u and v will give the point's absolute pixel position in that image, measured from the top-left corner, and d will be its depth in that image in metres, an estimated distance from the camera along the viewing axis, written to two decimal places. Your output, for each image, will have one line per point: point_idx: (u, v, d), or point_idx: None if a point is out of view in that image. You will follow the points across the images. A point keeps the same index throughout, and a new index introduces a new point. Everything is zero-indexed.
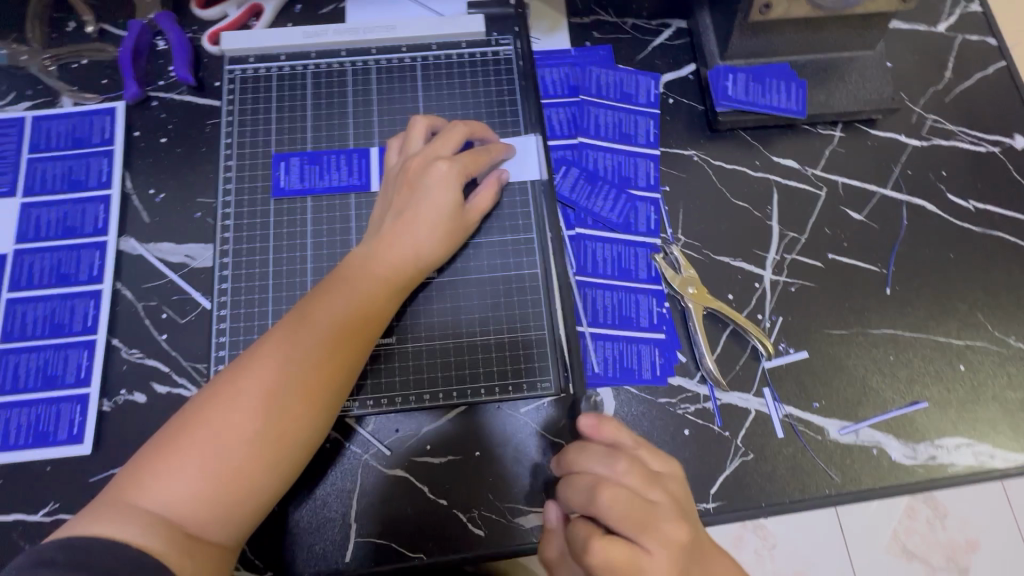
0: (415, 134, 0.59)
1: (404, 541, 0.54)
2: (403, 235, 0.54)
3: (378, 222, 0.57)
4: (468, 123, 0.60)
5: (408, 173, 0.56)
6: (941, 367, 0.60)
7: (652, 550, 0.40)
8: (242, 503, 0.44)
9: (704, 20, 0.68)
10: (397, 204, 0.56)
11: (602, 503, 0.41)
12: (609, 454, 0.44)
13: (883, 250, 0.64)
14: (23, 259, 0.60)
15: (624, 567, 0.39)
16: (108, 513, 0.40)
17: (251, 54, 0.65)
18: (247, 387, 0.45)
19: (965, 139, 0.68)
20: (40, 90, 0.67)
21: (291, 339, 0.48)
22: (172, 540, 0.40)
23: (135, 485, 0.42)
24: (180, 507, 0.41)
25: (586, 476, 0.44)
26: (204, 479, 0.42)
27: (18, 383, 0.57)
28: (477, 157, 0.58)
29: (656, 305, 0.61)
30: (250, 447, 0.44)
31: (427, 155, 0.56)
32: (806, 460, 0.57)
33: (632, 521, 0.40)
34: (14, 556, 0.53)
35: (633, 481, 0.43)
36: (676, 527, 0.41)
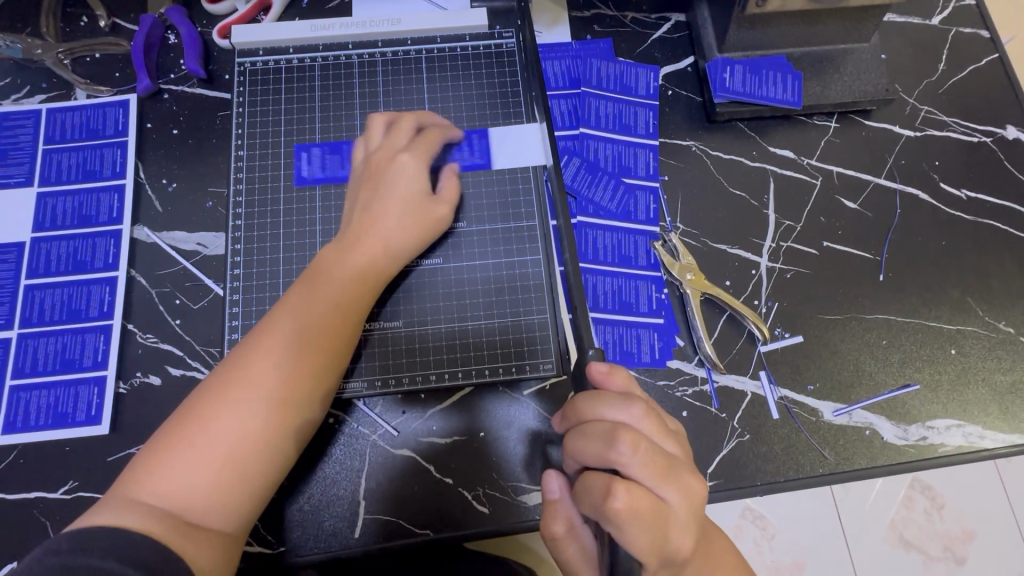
0: (374, 128, 0.61)
1: (411, 518, 0.56)
2: (377, 226, 0.56)
3: (349, 215, 0.58)
4: (421, 113, 0.62)
5: (373, 166, 0.58)
6: (933, 351, 0.62)
7: (669, 496, 0.41)
8: (243, 490, 0.46)
9: (702, 14, 0.70)
10: (364, 197, 0.57)
11: (624, 451, 0.41)
12: (624, 403, 0.44)
13: (877, 238, 0.65)
14: (40, 247, 0.62)
15: (646, 513, 0.40)
16: (115, 507, 0.42)
17: (260, 47, 0.67)
18: (236, 383, 0.47)
19: (958, 130, 0.69)
20: (54, 83, 0.68)
21: (275, 334, 0.50)
22: (179, 529, 0.42)
23: (138, 481, 0.44)
24: (183, 498, 0.43)
25: (600, 424, 0.44)
26: (204, 471, 0.44)
27: (37, 366, 0.59)
28: (430, 142, 0.60)
29: (654, 291, 0.63)
30: (244, 438, 0.46)
31: (387, 149, 0.59)
32: (801, 441, 0.59)
33: (654, 468, 0.41)
34: (35, 531, 0.55)
35: (649, 430, 0.43)
36: (688, 474, 0.43)
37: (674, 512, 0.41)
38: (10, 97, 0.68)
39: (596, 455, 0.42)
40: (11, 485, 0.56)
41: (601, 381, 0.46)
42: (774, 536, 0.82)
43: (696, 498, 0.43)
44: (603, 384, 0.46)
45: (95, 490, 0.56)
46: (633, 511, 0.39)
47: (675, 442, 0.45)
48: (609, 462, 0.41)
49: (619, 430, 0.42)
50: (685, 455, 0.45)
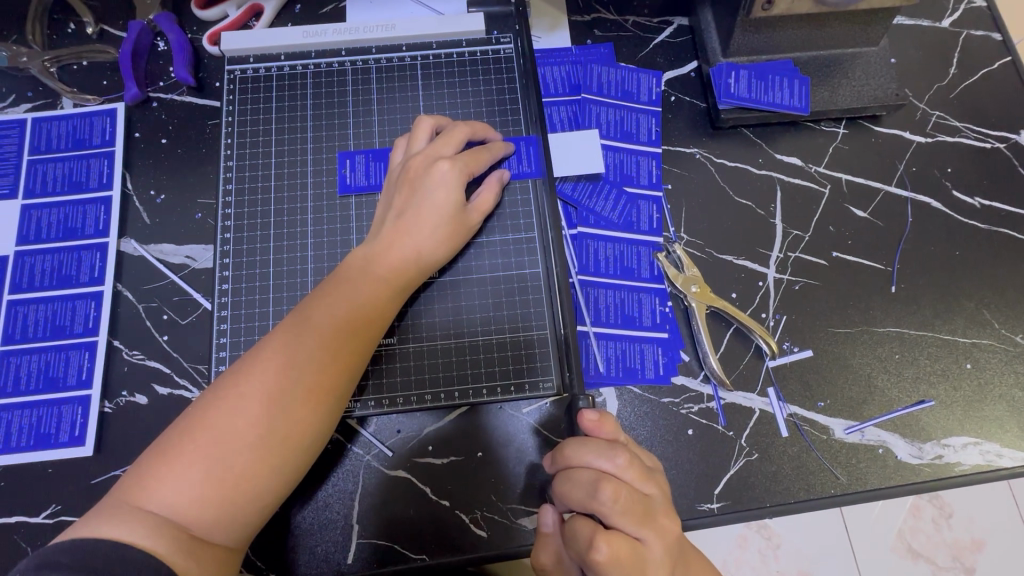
0: (420, 134, 0.58)
1: (406, 543, 0.54)
2: (405, 236, 0.54)
3: (381, 222, 0.56)
4: (470, 123, 0.60)
5: (409, 172, 0.56)
6: (948, 365, 0.60)
7: (649, 544, 0.40)
8: (245, 506, 0.44)
9: (705, 18, 0.68)
10: (399, 205, 0.56)
11: (605, 499, 0.41)
12: (609, 450, 0.43)
13: (889, 248, 0.63)
14: (24, 261, 0.60)
15: (627, 560, 0.40)
16: (117, 515, 0.41)
17: (251, 54, 0.65)
18: (248, 392, 0.46)
19: (971, 135, 0.67)
20: (40, 92, 0.67)
21: (291, 343, 0.48)
22: (176, 544, 0.41)
23: (143, 487, 0.43)
24: (184, 509, 0.42)
25: (585, 470, 0.43)
26: (207, 483, 0.43)
27: (19, 385, 0.57)
28: (478, 156, 0.58)
29: (658, 304, 0.60)
30: (250, 451, 0.45)
31: (429, 155, 0.56)
32: (811, 460, 0.57)
33: (634, 516, 0.41)
34: (15, 557, 0.53)
35: (632, 477, 0.43)
36: (667, 518, 0.42)
37: (655, 559, 0.40)
38: None
39: (579, 501, 0.42)
40: None
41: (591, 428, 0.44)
42: (778, 545, 0.80)
43: (674, 541, 0.42)
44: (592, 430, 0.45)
45: (78, 515, 0.54)
46: (614, 560, 0.39)
47: (658, 484, 0.44)
48: (591, 510, 0.41)
49: (601, 480, 0.41)
50: (666, 495, 0.44)
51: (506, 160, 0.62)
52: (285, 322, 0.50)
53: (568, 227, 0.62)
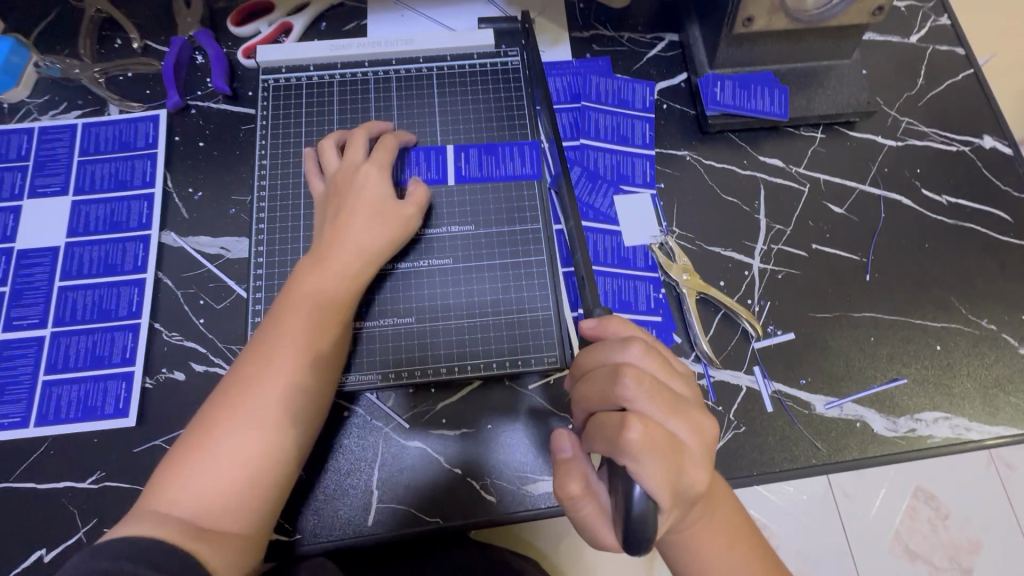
0: (328, 151, 0.64)
1: (422, 507, 0.59)
2: (344, 236, 0.59)
3: (320, 227, 0.61)
4: (364, 124, 0.66)
5: (337, 183, 0.62)
6: (919, 346, 0.65)
7: (677, 430, 0.42)
8: (256, 490, 0.49)
9: (693, 34, 0.75)
10: (333, 210, 0.61)
11: (629, 385, 0.42)
12: (623, 343, 0.46)
13: (864, 241, 0.69)
14: (74, 251, 0.66)
15: (661, 446, 0.41)
16: (134, 519, 0.45)
17: (282, 65, 0.72)
18: (232, 395, 0.51)
19: (938, 140, 0.74)
20: (89, 100, 0.73)
21: (259, 347, 0.53)
22: (193, 532, 0.45)
23: (152, 495, 0.47)
24: (200, 504, 0.47)
25: (605, 367, 0.45)
26: (209, 479, 0.48)
27: (68, 362, 0.62)
28: (387, 150, 0.64)
29: (652, 291, 0.66)
30: (243, 445, 0.49)
31: (349, 165, 0.62)
32: (794, 432, 0.62)
33: (662, 404, 0.42)
34: (64, 519, 0.58)
35: (653, 367, 0.45)
36: (698, 410, 0.44)
37: (687, 446, 0.42)
38: (48, 113, 0.73)
39: (602, 393, 0.44)
40: (42, 475, 0.59)
41: (595, 333, 0.49)
42: (778, 546, 0.92)
43: (706, 436, 0.44)
44: (598, 335, 0.49)
45: (122, 480, 0.59)
46: (648, 443, 0.40)
47: (684, 383, 0.46)
48: (616, 399, 0.43)
49: (620, 368, 0.43)
50: (697, 397, 0.46)
51: (406, 153, 0.68)
52: (259, 331, 0.55)
53: (556, 223, 0.68)
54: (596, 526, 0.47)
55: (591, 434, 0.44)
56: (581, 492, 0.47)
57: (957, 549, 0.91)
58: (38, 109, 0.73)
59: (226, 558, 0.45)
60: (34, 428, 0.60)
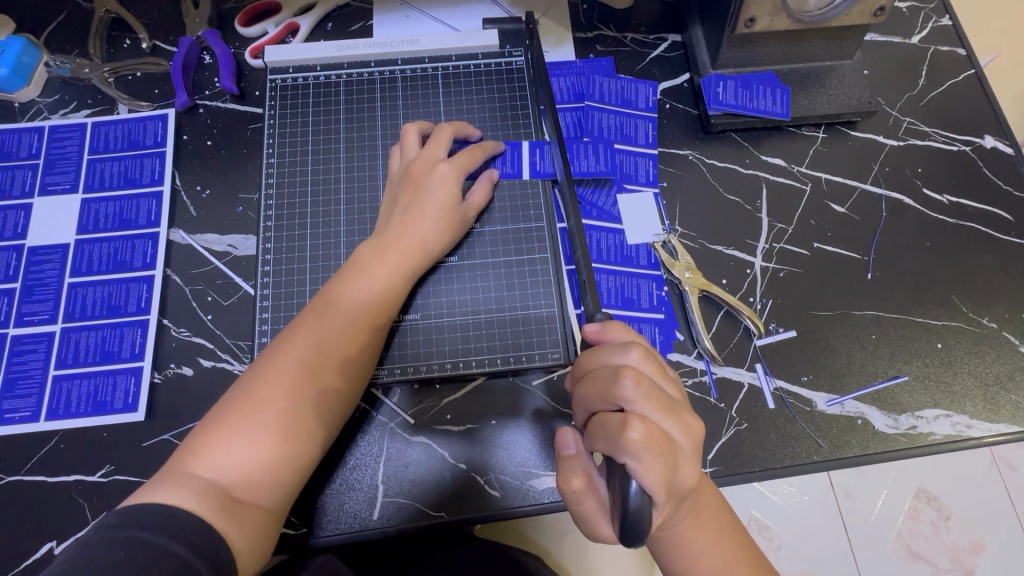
0: (410, 140, 0.65)
1: (427, 502, 0.59)
2: (411, 229, 0.60)
3: (387, 217, 0.63)
4: (454, 123, 0.67)
5: (413, 174, 0.63)
6: (921, 344, 0.65)
7: (672, 431, 0.42)
8: (281, 471, 0.50)
9: (696, 34, 0.75)
10: (404, 202, 0.62)
11: (628, 386, 0.42)
12: (622, 347, 0.46)
13: (865, 240, 0.69)
14: (83, 248, 0.67)
15: (659, 445, 0.40)
16: (171, 480, 0.47)
17: (289, 65, 0.73)
18: (282, 368, 0.52)
19: (939, 139, 0.74)
20: (99, 99, 0.74)
21: (314, 326, 0.55)
22: (221, 506, 0.46)
23: (193, 456, 0.48)
24: (231, 473, 0.48)
25: (604, 367, 0.45)
26: (248, 451, 0.49)
27: (78, 358, 0.63)
28: (472, 154, 0.65)
29: (655, 289, 0.67)
30: (283, 422, 0.50)
31: (428, 158, 0.63)
32: (795, 429, 0.62)
33: (659, 404, 0.42)
34: (73, 511, 0.59)
35: (649, 370, 0.45)
36: (689, 413, 0.44)
37: (681, 447, 0.42)
38: (58, 112, 0.74)
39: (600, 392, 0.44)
40: (52, 469, 0.60)
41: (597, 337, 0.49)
42: (780, 547, 0.93)
43: (698, 438, 0.44)
44: (600, 340, 0.50)
45: (131, 474, 0.60)
46: (648, 442, 0.40)
47: (678, 387, 0.47)
48: (614, 398, 0.43)
49: (620, 369, 0.43)
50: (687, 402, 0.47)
51: (494, 160, 0.69)
52: (305, 313, 0.56)
53: (558, 221, 0.69)
54: (595, 520, 0.48)
55: (592, 432, 0.44)
56: (582, 487, 0.47)
57: (961, 551, 0.91)
58: (48, 108, 0.74)
59: (245, 538, 0.46)
60: (44, 422, 0.61)
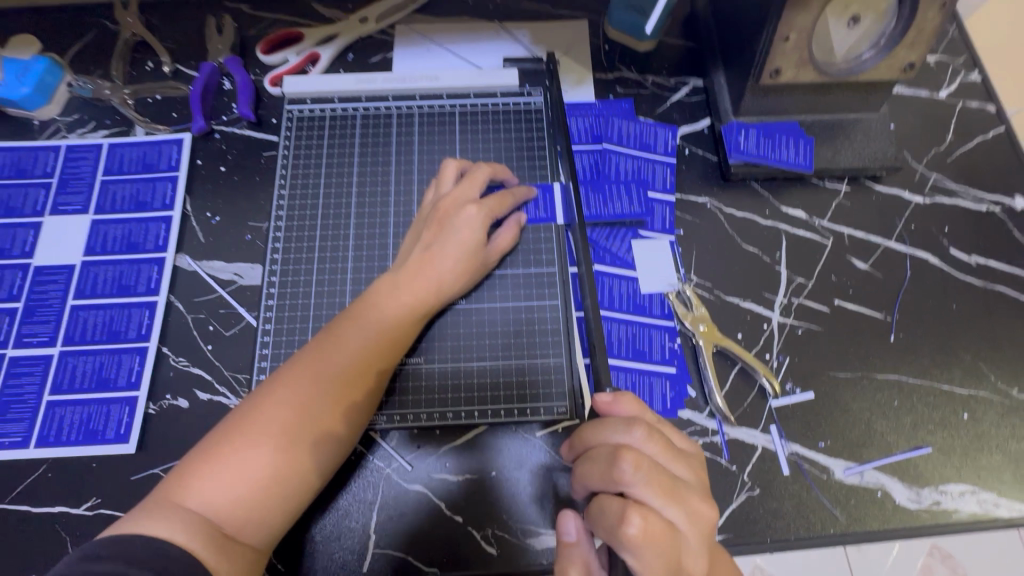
0: (446, 176, 0.65)
1: (419, 556, 0.56)
2: (430, 267, 0.59)
3: (406, 254, 0.61)
4: (491, 165, 0.66)
5: (439, 212, 0.62)
6: (946, 414, 0.62)
7: (675, 519, 0.39)
8: (272, 511, 0.48)
9: (719, 80, 0.74)
10: (426, 240, 0.61)
11: (627, 470, 0.39)
12: (626, 423, 0.43)
13: (888, 298, 0.67)
14: (89, 270, 0.66)
15: (660, 539, 0.38)
16: (158, 511, 0.44)
17: (307, 96, 0.73)
18: (286, 400, 0.50)
19: (967, 198, 0.72)
20: (117, 120, 0.74)
21: (321, 360, 0.53)
22: (210, 542, 0.43)
23: (183, 487, 0.46)
24: (220, 509, 0.46)
25: (604, 445, 0.43)
26: (241, 486, 0.47)
27: (74, 383, 0.62)
28: (502, 200, 0.64)
29: (668, 340, 0.64)
30: (280, 458, 0.48)
31: (458, 198, 0.62)
32: (811, 498, 0.59)
33: (660, 491, 0.39)
34: (56, 546, 0.56)
35: (654, 450, 0.42)
36: (699, 500, 0.40)
37: (685, 537, 0.39)
38: (76, 131, 0.74)
39: (597, 473, 0.41)
40: (37, 499, 0.58)
41: (607, 409, 0.45)
42: None
43: (707, 525, 0.40)
44: (609, 412, 0.46)
45: (117, 508, 0.58)
46: (648, 537, 0.37)
47: (688, 466, 0.43)
48: (612, 482, 0.40)
49: (619, 449, 0.40)
50: (700, 482, 0.43)
51: (525, 204, 0.68)
52: (313, 344, 0.54)
53: (571, 265, 0.67)
54: None
55: (590, 515, 0.41)
56: None
57: None
58: (66, 127, 0.74)
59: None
60: (34, 449, 0.59)
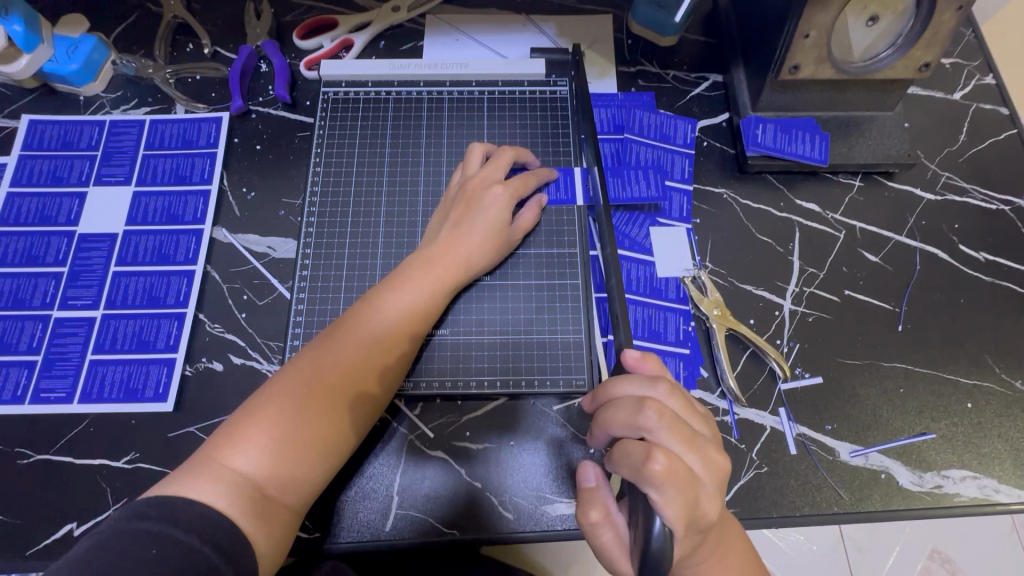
0: (472, 158, 0.68)
1: (440, 519, 0.59)
2: (459, 245, 0.62)
3: (436, 231, 0.64)
4: (514, 148, 0.69)
5: (466, 192, 0.64)
6: (950, 402, 0.64)
7: (694, 465, 0.42)
8: (309, 472, 0.51)
9: (738, 76, 0.76)
10: (454, 218, 0.63)
11: (651, 417, 0.42)
12: (649, 380, 0.46)
13: (897, 291, 0.69)
14: (131, 239, 0.70)
15: (682, 477, 0.40)
16: (202, 471, 0.47)
17: (343, 79, 0.77)
18: (324, 366, 0.53)
19: (978, 197, 0.74)
20: (158, 98, 0.78)
21: (356, 329, 0.55)
22: (251, 504, 0.47)
23: (226, 446, 0.49)
24: (261, 467, 0.49)
25: (627, 397, 0.46)
26: (281, 446, 0.49)
27: (116, 344, 0.65)
28: (526, 180, 0.67)
29: (682, 323, 0.67)
30: (318, 421, 0.51)
31: (484, 179, 0.65)
32: (817, 477, 0.61)
33: (681, 437, 0.42)
34: (96, 495, 0.60)
35: (674, 405, 0.45)
36: (714, 450, 0.44)
37: (702, 481, 0.42)
38: (119, 107, 0.77)
39: (621, 421, 0.44)
40: (79, 452, 0.61)
41: (632, 366, 0.49)
42: None
43: (721, 474, 0.43)
44: (634, 370, 0.50)
45: (154, 462, 0.61)
46: (670, 475, 0.40)
47: (704, 422, 0.46)
48: (637, 429, 0.43)
49: (643, 399, 0.43)
50: (714, 438, 0.46)
51: (547, 185, 0.71)
52: (348, 315, 0.57)
53: (591, 248, 0.70)
54: (615, 558, 0.45)
55: (613, 458, 0.43)
56: (600, 519, 0.46)
57: None
58: (110, 103, 0.77)
59: (269, 538, 0.47)
60: (77, 404, 0.63)
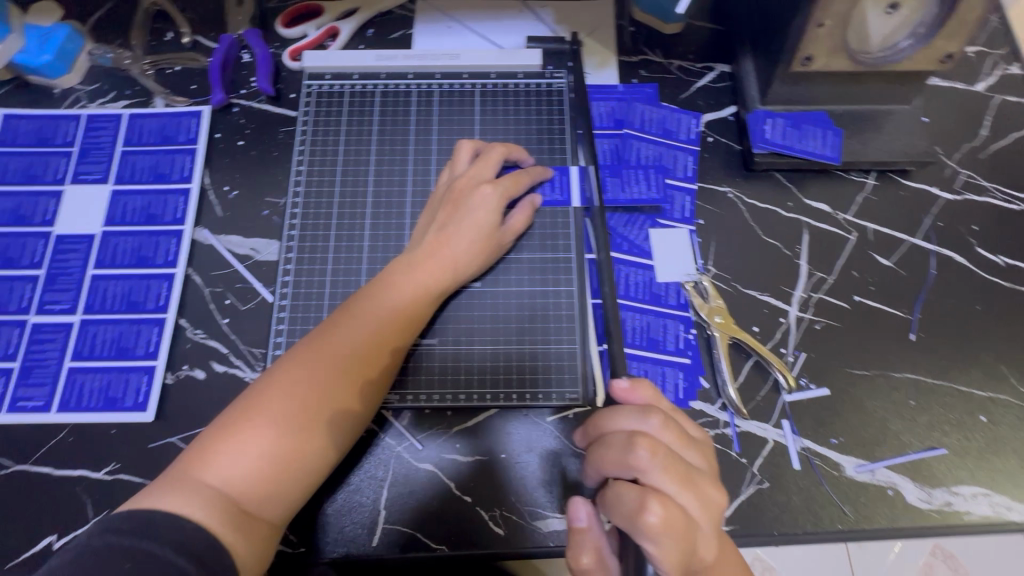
0: (461, 156, 0.64)
1: (428, 533, 0.57)
2: (445, 249, 0.59)
3: (422, 234, 0.61)
4: (505, 145, 0.66)
5: (454, 192, 0.61)
6: (963, 416, 0.61)
7: (691, 506, 0.40)
8: (289, 486, 0.49)
9: (746, 66, 0.72)
10: (441, 220, 0.60)
11: (643, 457, 0.41)
12: (641, 412, 0.44)
13: (910, 296, 0.66)
14: (109, 241, 0.67)
15: (679, 526, 0.38)
16: (178, 486, 0.45)
17: (327, 72, 0.73)
18: (303, 379, 0.51)
19: (999, 196, 0.70)
20: (136, 91, 0.74)
21: (337, 338, 0.53)
22: (229, 518, 0.45)
23: (201, 461, 0.47)
24: (238, 483, 0.46)
25: (619, 433, 0.43)
26: (259, 461, 0.47)
27: (93, 351, 0.63)
28: (517, 179, 0.64)
29: (683, 331, 0.64)
30: (297, 436, 0.49)
31: (473, 178, 0.62)
32: (821, 494, 0.58)
33: (676, 478, 0.40)
34: (74, 508, 0.58)
35: (669, 439, 0.43)
36: (712, 487, 0.42)
37: (699, 524, 0.40)
38: (96, 101, 0.74)
39: (614, 461, 0.42)
40: (57, 462, 0.59)
41: (624, 396, 0.46)
42: None
43: (719, 512, 0.41)
44: (627, 399, 0.47)
45: (135, 474, 0.59)
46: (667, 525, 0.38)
47: (700, 455, 0.44)
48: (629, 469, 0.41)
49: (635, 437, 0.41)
50: (711, 470, 0.44)
51: (541, 185, 0.68)
52: (329, 322, 0.54)
53: (588, 251, 0.67)
54: None
55: (606, 502, 0.41)
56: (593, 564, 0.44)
57: None
58: (87, 96, 0.74)
59: (251, 552, 0.45)
60: (55, 413, 0.61)
